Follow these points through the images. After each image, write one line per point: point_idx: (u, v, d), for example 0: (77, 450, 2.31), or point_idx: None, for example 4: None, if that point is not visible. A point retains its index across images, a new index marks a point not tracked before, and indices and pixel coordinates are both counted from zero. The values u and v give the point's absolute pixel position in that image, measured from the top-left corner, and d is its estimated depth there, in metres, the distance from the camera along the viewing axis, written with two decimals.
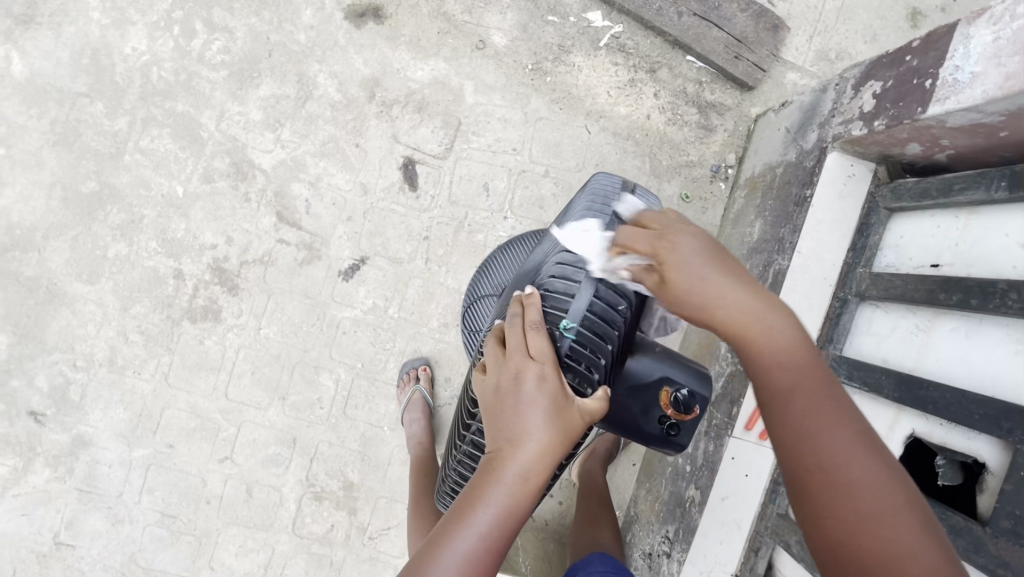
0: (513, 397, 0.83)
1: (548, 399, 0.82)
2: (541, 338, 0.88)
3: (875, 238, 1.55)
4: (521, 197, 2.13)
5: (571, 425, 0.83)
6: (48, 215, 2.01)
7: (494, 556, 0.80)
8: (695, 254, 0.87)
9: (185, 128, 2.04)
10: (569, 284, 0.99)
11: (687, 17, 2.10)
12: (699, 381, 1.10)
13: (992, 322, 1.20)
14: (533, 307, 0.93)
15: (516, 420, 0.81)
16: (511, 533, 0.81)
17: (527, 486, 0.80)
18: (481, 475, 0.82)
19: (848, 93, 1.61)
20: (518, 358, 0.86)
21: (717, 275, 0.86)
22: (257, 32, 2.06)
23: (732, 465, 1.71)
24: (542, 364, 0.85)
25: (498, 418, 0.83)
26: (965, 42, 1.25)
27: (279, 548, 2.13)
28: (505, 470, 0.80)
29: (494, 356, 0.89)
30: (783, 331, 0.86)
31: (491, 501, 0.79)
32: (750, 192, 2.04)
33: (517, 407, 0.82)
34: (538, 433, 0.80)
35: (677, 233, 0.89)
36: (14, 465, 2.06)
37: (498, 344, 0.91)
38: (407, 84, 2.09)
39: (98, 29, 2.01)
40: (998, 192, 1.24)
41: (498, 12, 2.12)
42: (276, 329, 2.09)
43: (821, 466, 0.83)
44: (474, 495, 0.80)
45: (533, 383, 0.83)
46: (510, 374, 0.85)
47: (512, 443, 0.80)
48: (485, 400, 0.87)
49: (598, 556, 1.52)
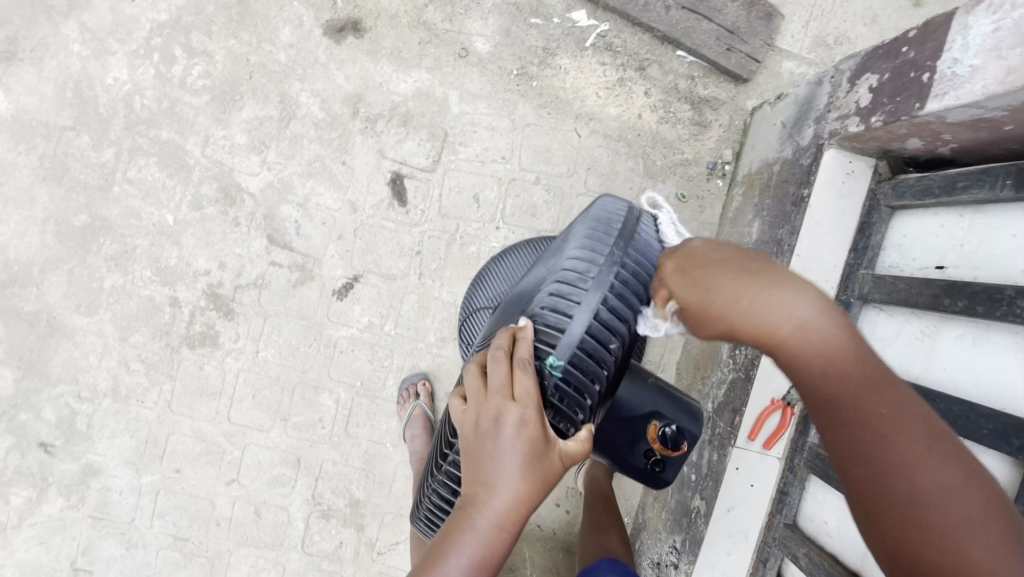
0: (491, 441, 0.79)
1: (527, 445, 0.78)
2: (528, 377, 0.82)
3: (877, 238, 1.49)
4: (513, 206, 2.09)
5: (549, 472, 0.80)
6: (43, 250, 2.02)
7: None
8: (724, 273, 0.84)
9: (171, 156, 2.04)
10: (562, 317, 0.89)
11: (675, 10, 2.02)
12: (689, 417, 1.07)
13: (1000, 329, 1.13)
14: (525, 342, 0.86)
15: (491, 466, 0.78)
16: (486, 574, 0.79)
17: (504, 531, 0.78)
18: (456, 515, 0.80)
19: (844, 86, 1.53)
20: (498, 399, 0.81)
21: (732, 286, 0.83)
22: (237, 54, 2.03)
23: (736, 475, 1.65)
24: (524, 407, 0.80)
25: (475, 460, 0.80)
26: (963, 32, 1.17)
27: (290, 566, 2.15)
28: (479, 515, 0.78)
29: (475, 389, 0.84)
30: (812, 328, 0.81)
31: (465, 545, 0.77)
32: (747, 189, 1.97)
33: (493, 451, 0.79)
34: (513, 480, 0.78)
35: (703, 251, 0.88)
36: (28, 496, 2.10)
37: (481, 375, 0.86)
38: (391, 97, 2.06)
39: (79, 61, 2.01)
40: (1004, 191, 1.16)
41: (479, 17, 2.07)
42: (274, 352, 2.09)
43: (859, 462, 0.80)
44: (447, 539, 0.78)
45: (512, 428, 0.79)
46: (489, 415, 0.80)
47: (488, 488, 0.78)
48: (463, 435, 0.83)
49: (605, 561, 1.40)
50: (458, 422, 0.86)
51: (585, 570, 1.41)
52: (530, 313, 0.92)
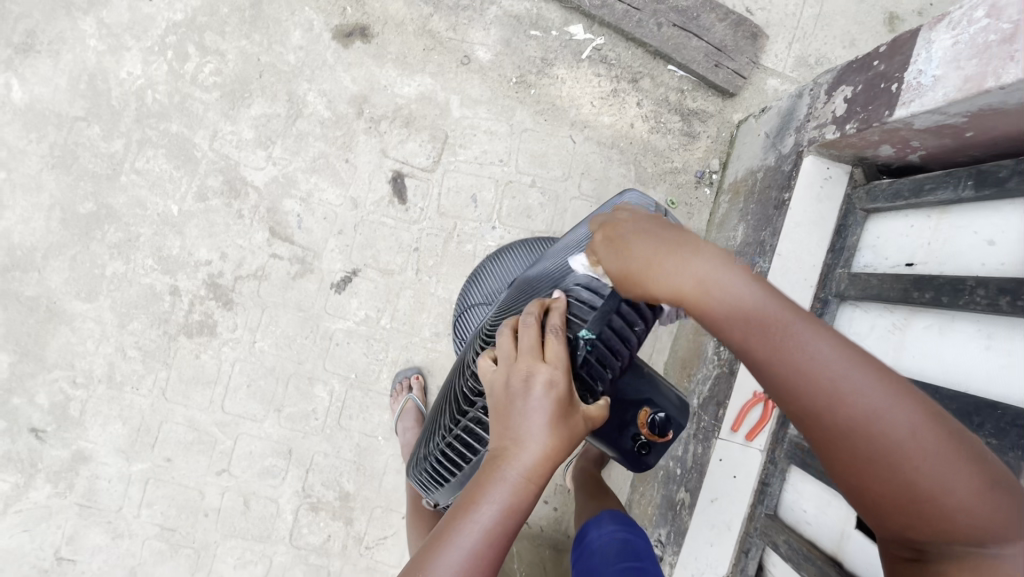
0: (520, 400, 0.85)
1: (555, 404, 0.84)
2: (558, 345, 0.87)
3: (853, 238, 1.58)
4: (509, 207, 2.17)
5: (574, 432, 0.85)
6: (47, 236, 2.06)
7: (496, 551, 0.84)
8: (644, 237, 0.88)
9: (179, 148, 2.10)
10: (593, 294, 0.93)
11: (666, 27, 2.13)
12: (678, 410, 1.12)
13: (963, 318, 1.21)
14: (558, 312, 0.91)
15: (520, 423, 0.84)
16: (513, 525, 0.85)
17: (530, 483, 0.84)
18: (487, 469, 0.86)
19: (822, 98, 1.63)
20: (530, 361, 0.86)
21: (650, 249, 0.87)
22: (248, 54, 2.12)
23: (720, 467, 1.71)
24: (553, 369, 0.85)
25: (504, 415, 0.86)
26: (927, 47, 1.28)
27: (277, 559, 2.15)
28: (509, 468, 0.84)
29: (506, 352, 0.90)
30: (730, 292, 0.82)
31: (494, 496, 0.84)
32: (733, 196, 2.06)
33: (523, 408, 0.84)
34: (540, 437, 0.83)
35: (621, 224, 0.93)
36: (16, 482, 2.10)
37: (514, 339, 0.91)
38: (394, 100, 2.15)
39: (95, 56, 2.08)
40: (965, 191, 1.26)
41: (481, 28, 2.17)
42: (271, 343, 2.12)
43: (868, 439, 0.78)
44: (478, 490, 0.84)
45: (542, 387, 0.84)
46: (520, 376, 0.86)
47: (517, 443, 0.84)
48: (492, 392, 0.89)
49: (607, 514, 1.34)
50: (487, 381, 0.92)
51: (586, 525, 1.35)
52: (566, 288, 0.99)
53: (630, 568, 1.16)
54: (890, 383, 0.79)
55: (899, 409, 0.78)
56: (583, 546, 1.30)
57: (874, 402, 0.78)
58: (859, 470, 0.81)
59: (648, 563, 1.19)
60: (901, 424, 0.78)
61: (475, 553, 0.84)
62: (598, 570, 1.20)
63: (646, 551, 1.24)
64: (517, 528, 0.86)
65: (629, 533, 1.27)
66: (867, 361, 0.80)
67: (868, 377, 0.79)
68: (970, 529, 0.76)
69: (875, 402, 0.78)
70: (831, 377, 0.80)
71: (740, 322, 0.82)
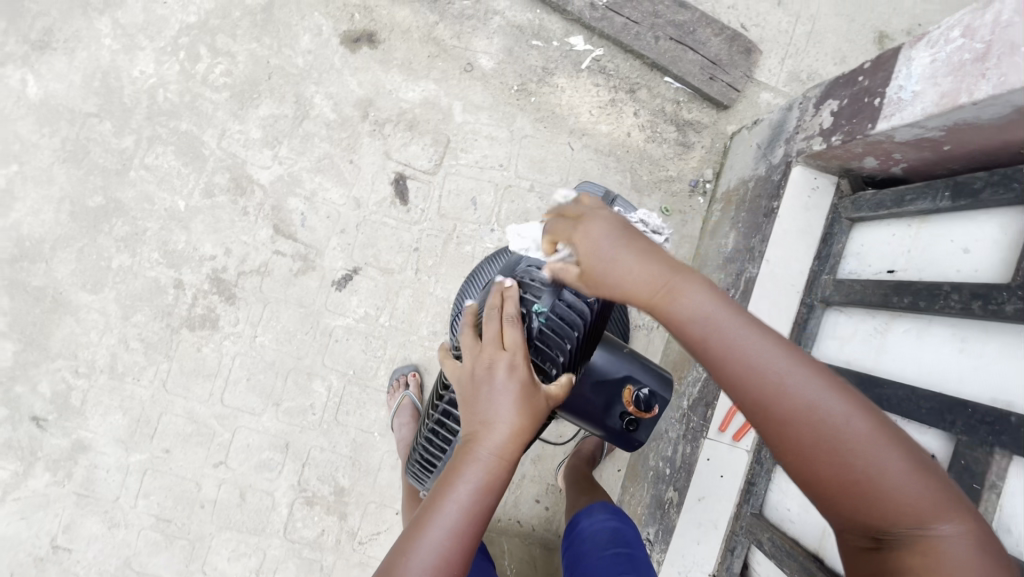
0: (486, 385, 0.91)
1: (519, 386, 0.91)
2: (515, 330, 0.95)
3: (839, 246, 1.64)
4: (507, 210, 2.23)
5: (538, 410, 0.92)
6: (56, 228, 2.11)
7: (473, 530, 0.89)
8: (607, 238, 0.92)
9: (188, 146, 2.16)
10: (543, 275, 1.07)
11: (663, 41, 2.20)
12: (659, 383, 1.22)
13: (939, 323, 1.27)
14: (512, 300, 0.98)
15: (488, 407, 0.90)
16: (491, 502, 0.90)
17: (504, 459, 0.90)
18: (461, 454, 0.91)
19: (810, 111, 1.70)
20: (491, 349, 0.94)
21: (626, 251, 0.91)
22: (258, 56, 2.18)
23: (707, 466, 1.75)
24: (513, 354, 0.93)
25: (474, 403, 0.92)
26: (907, 64, 1.35)
27: (271, 552, 2.17)
28: (482, 448, 0.89)
29: (469, 346, 0.97)
30: (685, 299, 0.87)
31: (469, 475, 0.88)
32: (726, 205, 2.12)
33: (489, 394, 0.91)
34: (509, 416, 0.89)
35: (588, 219, 0.96)
36: (16, 470, 2.12)
37: (474, 334, 1.00)
38: (399, 104, 2.21)
39: (109, 54, 2.15)
40: (942, 202, 1.31)
41: (485, 37, 2.25)
42: (271, 337, 2.17)
43: (810, 435, 0.82)
44: (455, 470, 0.89)
45: (504, 372, 0.92)
46: (484, 363, 0.93)
47: (487, 425, 0.89)
48: (460, 386, 0.95)
49: (599, 504, 1.42)
50: (454, 378, 0.98)
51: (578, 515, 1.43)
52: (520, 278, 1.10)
53: (621, 554, 1.24)
54: (823, 380, 0.84)
55: (832, 406, 0.82)
56: (575, 534, 1.37)
57: (816, 395, 0.82)
58: (808, 464, 0.82)
59: (638, 549, 1.28)
60: (848, 420, 0.81)
61: (454, 533, 0.88)
62: (591, 556, 1.28)
63: (636, 539, 1.32)
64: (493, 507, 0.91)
65: (620, 521, 1.36)
66: (802, 361, 0.85)
67: (805, 377, 0.84)
68: (909, 522, 0.78)
69: (816, 396, 0.82)
70: (777, 374, 0.84)
71: (694, 324, 0.87)
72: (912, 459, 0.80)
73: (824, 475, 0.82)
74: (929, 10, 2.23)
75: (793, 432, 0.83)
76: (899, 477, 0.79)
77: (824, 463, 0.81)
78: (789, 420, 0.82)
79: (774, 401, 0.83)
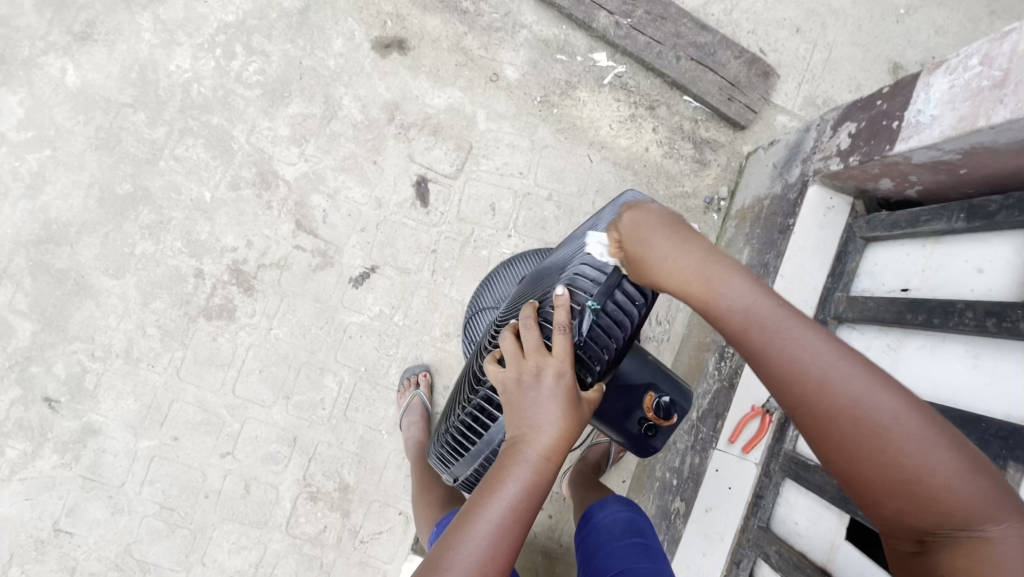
0: (533, 391, 0.95)
1: (565, 392, 0.95)
2: (563, 337, 0.98)
3: (853, 265, 1.67)
4: (525, 217, 2.27)
5: (581, 416, 0.96)
6: (83, 213, 2.16)
7: (519, 527, 0.91)
8: (666, 235, 0.97)
9: (218, 139, 2.22)
10: (599, 275, 1.05)
11: (684, 60, 2.27)
12: (679, 393, 1.26)
13: (954, 339, 1.29)
14: (563, 309, 1.00)
15: (535, 411, 0.94)
16: (535, 502, 0.92)
17: (550, 462, 0.93)
18: (508, 453, 0.93)
19: (828, 132, 1.74)
20: (538, 357, 0.97)
21: (681, 247, 0.95)
22: (291, 57, 2.25)
23: (715, 477, 1.76)
24: (561, 362, 0.97)
25: (520, 407, 0.95)
26: (926, 89, 1.40)
27: (272, 547, 2.16)
28: (529, 450, 0.92)
29: (512, 353, 1.00)
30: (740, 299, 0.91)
31: (517, 474, 0.91)
32: (740, 222, 2.16)
33: (536, 398, 0.94)
34: (556, 421, 0.93)
35: (645, 221, 1.00)
36: (24, 449, 2.13)
37: (516, 340, 1.02)
38: (425, 109, 2.27)
39: (148, 48, 2.22)
40: (957, 223, 1.35)
41: (511, 49, 2.31)
42: (286, 330, 2.19)
43: (867, 431, 0.84)
44: (502, 470, 0.92)
45: (551, 379, 0.95)
46: (531, 370, 0.97)
47: (533, 429, 0.93)
48: (505, 391, 0.98)
49: (611, 496, 1.50)
50: (496, 382, 1.00)
51: (591, 507, 1.51)
52: (565, 282, 1.07)
53: (637, 544, 1.33)
54: (881, 379, 0.86)
55: (884, 403, 0.84)
56: (590, 526, 1.45)
57: (867, 394, 0.85)
58: (856, 461, 0.85)
59: (651, 539, 1.37)
60: (897, 419, 0.83)
61: (500, 529, 0.90)
62: (607, 546, 1.36)
63: (648, 528, 1.41)
64: (538, 505, 0.93)
65: (633, 512, 1.44)
66: (859, 360, 0.87)
67: (859, 378, 0.86)
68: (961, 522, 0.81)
69: (865, 394, 0.85)
70: (824, 371, 0.86)
71: (745, 324, 0.90)
72: (964, 459, 0.82)
73: (874, 473, 0.84)
74: (943, 43, 2.30)
75: (838, 427, 0.85)
76: (950, 476, 0.81)
77: (872, 460, 0.84)
78: (835, 416, 0.85)
79: (823, 398, 0.86)
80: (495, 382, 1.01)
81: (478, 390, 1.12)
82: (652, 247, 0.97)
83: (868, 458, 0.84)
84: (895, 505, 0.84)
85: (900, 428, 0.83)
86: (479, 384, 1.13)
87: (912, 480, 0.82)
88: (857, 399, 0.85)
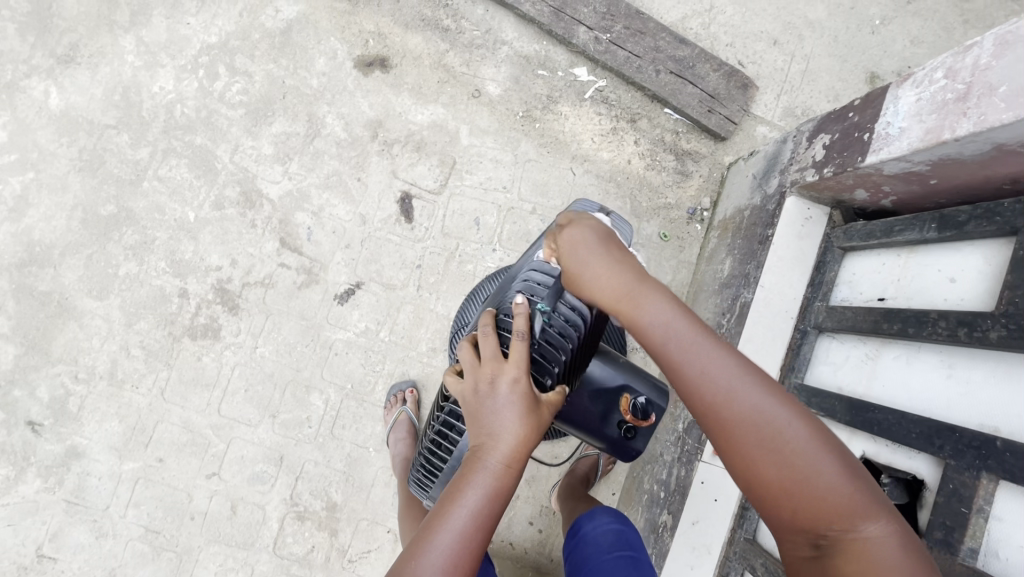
0: (489, 399, 0.95)
1: (522, 397, 0.95)
2: (519, 343, 0.98)
3: (831, 274, 1.68)
4: (509, 231, 2.28)
5: (540, 419, 0.96)
6: (66, 234, 2.16)
7: (481, 538, 0.90)
8: (586, 251, 0.98)
9: (201, 159, 2.22)
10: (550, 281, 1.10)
11: (664, 74, 2.29)
12: (655, 392, 1.26)
13: (929, 349, 1.30)
14: (519, 315, 1.02)
15: (492, 419, 0.93)
16: (499, 508, 0.92)
17: (511, 468, 0.92)
18: (470, 463, 0.93)
19: (804, 144, 1.76)
20: (494, 365, 0.97)
21: (598, 261, 0.97)
22: (274, 76, 2.27)
23: (701, 489, 1.75)
24: (516, 367, 0.96)
25: (478, 415, 0.95)
26: (894, 102, 1.42)
27: (259, 568, 2.14)
28: (489, 457, 0.92)
29: (469, 361, 1.00)
30: (656, 310, 0.92)
31: (479, 484, 0.91)
32: (723, 232, 2.17)
33: (493, 406, 0.94)
34: (514, 427, 0.93)
35: (570, 232, 1.02)
36: (7, 474, 2.11)
37: (471, 350, 1.02)
38: (407, 126, 2.29)
39: (131, 70, 2.24)
40: (929, 233, 1.37)
41: (493, 65, 2.34)
42: (271, 349, 2.18)
43: (761, 436, 0.85)
44: (463, 479, 0.92)
45: (507, 386, 0.95)
46: (485, 378, 0.97)
47: (493, 436, 0.92)
48: (464, 400, 0.98)
49: (599, 507, 1.48)
50: (456, 393, 1.01)
51: (580, 518, 1.49)
52: (521, 291, 1.11)
53: (625, 557, 1.33)
54: (773, 389, 0.88)
55: (777, 411, 0.86)
56: (579, 539, 1.43)
57: (761, 402, 0.86)
58: (752, 465, 0.85)
59: (641, 552, 1.36)
60: (788, 426, 0.85)
61: (463, 538, 0.89)
62: (596, 559, 1.36)
63: (637, 541, 1.40)
64: (501, 513, 0.93)
65: (622, 524, 1.43)
66: (756, 373, 0.89)
67: (756, 389, 0.87)
68: (843, 527, 0.81)
69: (766, 404, 0.86)
70: (728, 383, 0.87)
71: (660, 333, 0.91)
72: (846, 463, 0.85)
73: (771, 482, 0.84)
74: (918, 53, 2.34)
75: (736, 431, 0.86)
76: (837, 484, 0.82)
77: (770, 467, 0.84)
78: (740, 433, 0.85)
79: (722, 405, 0.86)
80: (454, 394, 1.01)
81: (447, 405, 1.15)
82: (584, 266, 0.97)
83: (764, 463, 0.84)
84: (785, 510, 0.84)
85: (789, 434, 0.84)
86: (447, 401, 1.16)
87: (803, 485, 0.83)
88: (755, 408, 0.86)
